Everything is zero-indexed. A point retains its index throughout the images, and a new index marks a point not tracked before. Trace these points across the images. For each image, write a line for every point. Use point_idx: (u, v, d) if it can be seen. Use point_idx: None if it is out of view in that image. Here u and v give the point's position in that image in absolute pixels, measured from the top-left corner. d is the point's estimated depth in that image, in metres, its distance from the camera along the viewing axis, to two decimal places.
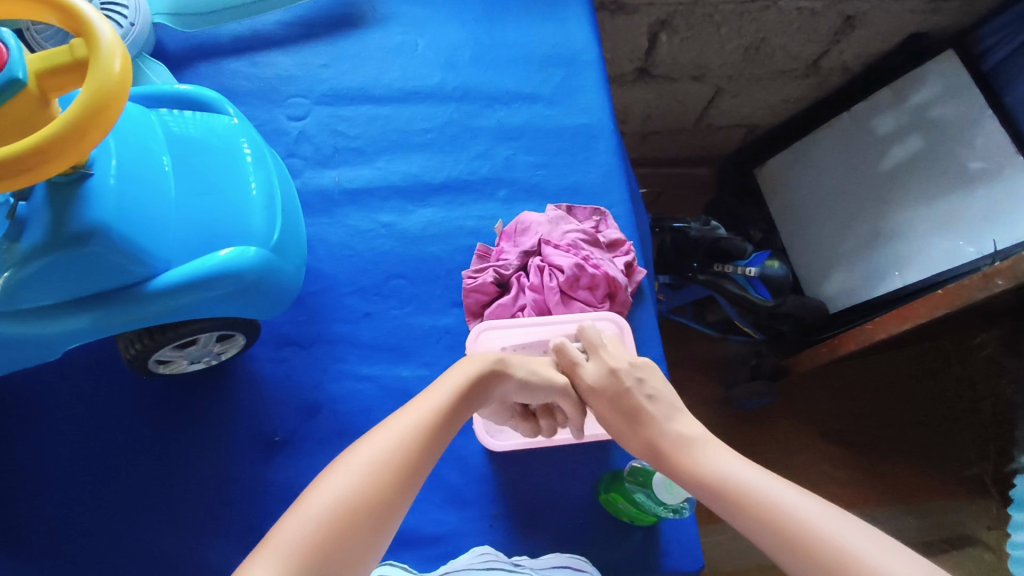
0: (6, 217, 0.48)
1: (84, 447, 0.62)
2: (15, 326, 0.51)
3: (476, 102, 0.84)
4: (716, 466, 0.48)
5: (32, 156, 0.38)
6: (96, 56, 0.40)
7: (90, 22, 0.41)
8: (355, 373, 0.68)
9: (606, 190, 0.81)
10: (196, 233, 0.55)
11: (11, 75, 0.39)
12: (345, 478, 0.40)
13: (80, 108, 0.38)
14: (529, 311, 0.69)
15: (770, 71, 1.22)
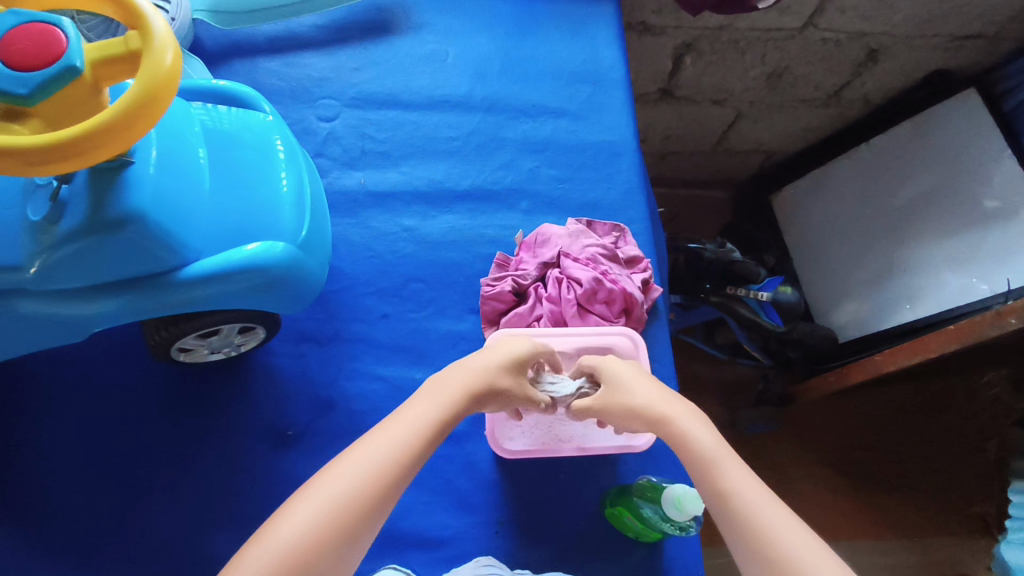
0: (48, 199, 0.49)
1: (100, 430, 0.63)
2: (47, 307, 0.52)
3: (502, 113, 0.86)
4: (723, 480, 0.46)
5: (84, 140, 0.39)
6: (149, 48, 0.41)
7: (146, 16, 0.42)
8: (369, 373, 0.69)
9: (626, 207, 0.83)
10: (225, 225, 0.56)
11: (66, 66, 0.40)
12: (311, 511, 0.40)
13: (131, 104, 0.40)
14: (544, 321, 0.69)
15: (790, 99, 1.24)
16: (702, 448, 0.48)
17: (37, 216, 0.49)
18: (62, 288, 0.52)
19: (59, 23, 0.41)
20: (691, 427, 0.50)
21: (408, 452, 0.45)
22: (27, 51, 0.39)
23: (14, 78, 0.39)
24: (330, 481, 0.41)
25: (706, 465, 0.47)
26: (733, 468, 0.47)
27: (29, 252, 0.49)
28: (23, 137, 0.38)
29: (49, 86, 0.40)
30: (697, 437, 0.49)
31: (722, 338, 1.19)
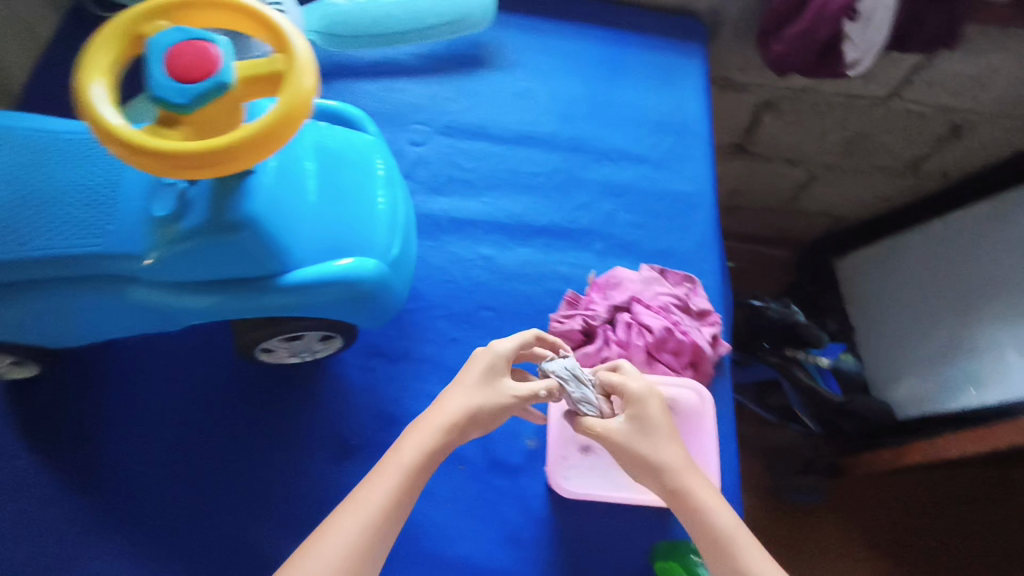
0: (174, 197, 0.53)
1: (177, 418, 0.66)
2: (153, 295, 0.55)
3: (585, 155, 0.87)
4: (737, 561, 0.51)
5: (228, 153, 0.42)
6: (292, 71, 0.44)
7: (290, 40, 0.45)
8: (434, 394, 0.70)
9: (699, 259, 0.83)
10: (323, 236, 0.58)
11: (217, 81, 0.42)
12: (333, 545, 0.49)
13: (272, 123, 0.42)
14: (610, 364, 0.70)
15: (866, 166, 1.23)
16: (717, 527, 0.53)
17: (163, 211, 0.52)
18: (174, 280, 0.55)
19: (213, 39, 0.43)
20: (704, 495, 0.54)
21: (388, 505, 0.51)
22: (186, 64, 0.42)
23: (172, 89, 0.42)
24: (346, 514, 0.50)
25: (713, 541, 0.52)
26: (752, 552, 0.52)
27: (150, 243, 0.52)
28: (174, 145, 0.41)
29: (199, 99, 0.42)
30: (706, 508, 0.53)
31: (775, 401, 1.12)
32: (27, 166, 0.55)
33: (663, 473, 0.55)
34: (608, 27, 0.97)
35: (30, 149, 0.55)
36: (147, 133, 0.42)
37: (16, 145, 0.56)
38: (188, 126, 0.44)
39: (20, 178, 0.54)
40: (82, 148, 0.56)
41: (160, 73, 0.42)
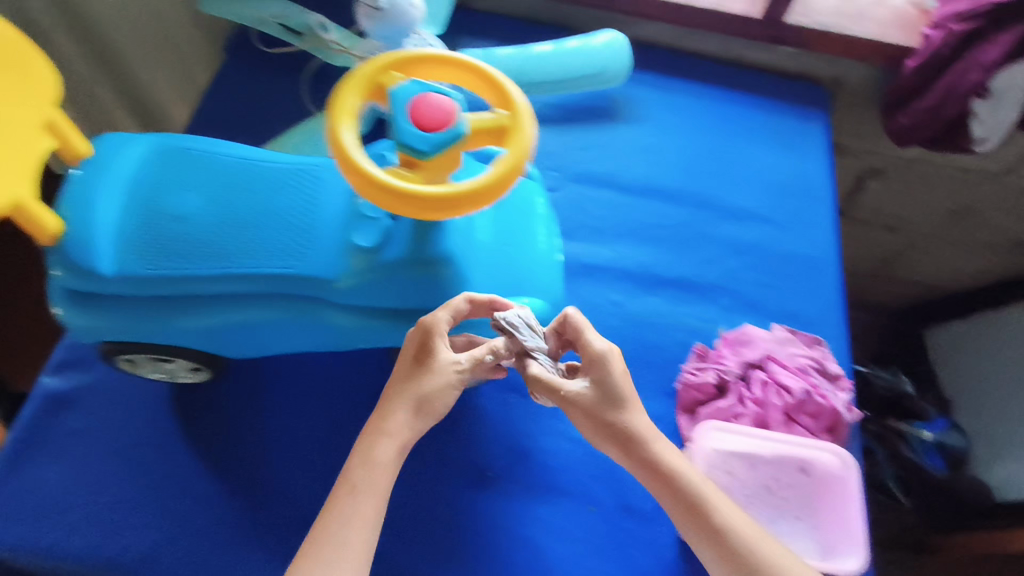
0: (376, 229, 0.56)
1: (325, 434, 0.69)
2: (341, 319, 0.59)
3: (713, 211, 0.90)
4: (708, 512, 0.55)
5: (460, 200, 0.45)
6: (516, 126, 0.47)
7: (513, 97, 0.49)
8: (566, 434, 0.72)
9: (826, 323, 0.83)
10: (494, 276, 0.61)
11: (459, 132, 0.46)
12: (327, 547, 0.50)
13: (507, 170, 0.46)
14: (746, 420, 0.71)
15: (968, 239, 1.23)
16: (684, 484, 0.56)
17: (366, 242, 0.56)
18: (363, 305, 0.58)
19: (449, 97, 0.48)
20: (661, 449, 0.57)
21: (361, 506, 0.52)
22: (432, 116, 0.46)
23: (421, 138, 0.45)
24: (332, 517, 0.51)
25: (685, 499, 0.55)
26: (716, 498, 0.56)
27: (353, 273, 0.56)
28: (416, 191, 0.45)
29: (436, 148, 0.46)
30: (677, 468, 0.56)
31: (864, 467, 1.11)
32: (236, 188, 0.58)
33: (625, 436, 0.57)
34: (731, 91, 1.01)
35: (237, 172, 0.59)
36: (398, 178, 0.46)
37: (225, 168, 0.59)
38: (425, 172, 0.47)
39: (229, 198, 0.58)
40: (284, 174, 0.59)
41: (409, 125, 0.46)
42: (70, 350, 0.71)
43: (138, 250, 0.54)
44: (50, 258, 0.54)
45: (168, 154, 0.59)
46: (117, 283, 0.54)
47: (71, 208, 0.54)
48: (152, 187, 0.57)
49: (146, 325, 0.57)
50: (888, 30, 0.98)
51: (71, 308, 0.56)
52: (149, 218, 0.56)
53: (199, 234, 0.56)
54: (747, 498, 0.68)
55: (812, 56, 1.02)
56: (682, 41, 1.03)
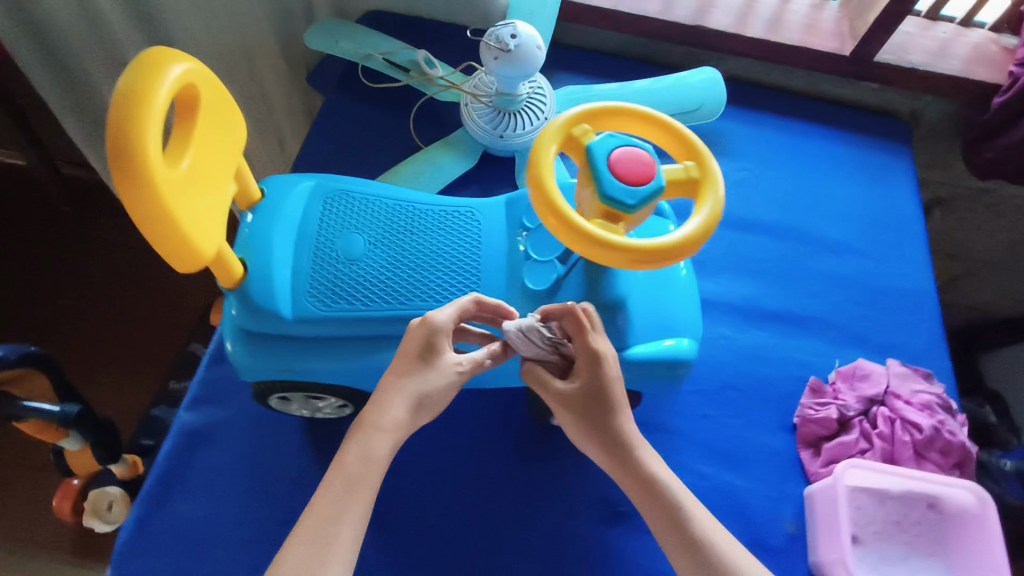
0: (550, 275, 0.58)
1: (461, 468, 0.70)
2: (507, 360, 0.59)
3: (810, 245, 0.91)
4: (695, 523, 0.53)
5: (662, 254, 0.47)
6: (708, 180, 0.49)
7: (702, 151, 0.50)
8: (692, 469, 0.73)
9: (932, 357, 0.84)
10: (645, 316, 0.60)
11: (659, 186, 0.47)
12: (316, 541, 0.45)
13: (707, 225, 0.47)
14: (874, 455, 0.71)
15: None
16: (667, 492, 0.54)
17: (541, 289, 0.57)
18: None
19: (644, 147, 0.49)
20: (649, 461, 0.55)
21: (351, 500, 0.47)
22: (633, 170, 0.47)
23: (625, 192, 0.47)
24: (319, 508, 0.47)
25: (665, 506, 0.53)
26: (697, 508, 0.54)
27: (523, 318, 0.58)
28: (623, 245, 0.47)
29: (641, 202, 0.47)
30: (656, 474, 0.54)
31: None
32: (399, 230, 0.60)
33: (622, 442, 0.55)
34: (816, 125, 1.03)
35: (399, 216, 0.61)
36: (601, 230, 0.47)
37: (386, 212, 0.61)
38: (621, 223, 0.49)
39: (395, 242, 0.59)
40: (444, 218, 0.62)
41: (610, 178, 0.47)
42: (206, 385, 0.71)
43: (316, 293, 0.55)
44: (232, 301, 0.54)
45: (332, 197, 0.60)
46: (297, 326, 0.55)
47: (253, 252, 0.55)
48: (322, 230, 0.58)
49: (314, 364, 0.56)
50: (972, 68, 1.01)
51: (244, 349, 0.56)
52: (323, 261, 0.57)
53: (370, 276, 0.57)
54: (877, 534, 0.68)
55: (894, 91, 1.05)
56: (765, 76, 1.06)
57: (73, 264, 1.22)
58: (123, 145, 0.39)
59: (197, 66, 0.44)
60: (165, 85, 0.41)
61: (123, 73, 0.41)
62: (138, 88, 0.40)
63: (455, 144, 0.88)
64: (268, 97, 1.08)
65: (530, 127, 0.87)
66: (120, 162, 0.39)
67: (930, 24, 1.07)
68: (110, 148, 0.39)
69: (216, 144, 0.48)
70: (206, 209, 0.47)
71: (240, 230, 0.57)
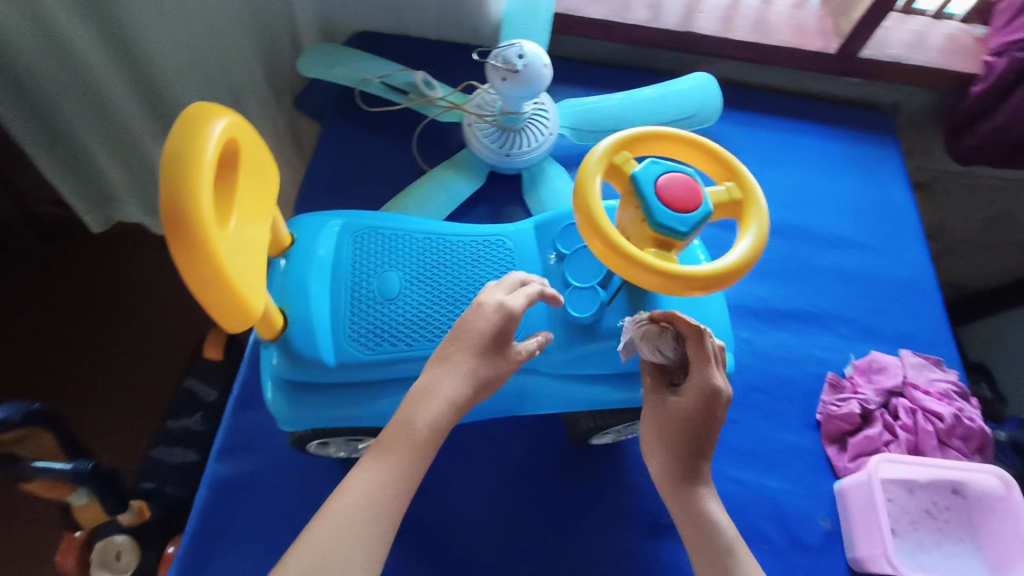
0: (594, 301, 0.59)
1: (503, 495, 0.70)
2: (551, 386, 0.60)
3: (813, 242, 0.93)
4: (721, 541, 0.56)
5: (723, 278, 0.46)
6: (752, 201, 0.50)
7: (742, 173, 0.51)
8: (727, 474, 0.74)
9: (938, 344, 0.87)
10: None
11: (707, 212, 0.48)
12: (369, 499, 0.49)
13: (757, 246, 0.48)
14: (899, 446, 0.74)
15: (1001, 242, 1.33)
16: (709, 514, 0.57)
17: (585, 317, 0.59)
18: (574, 373, 0.60)
19: (689, 173, 0.49)
20: (711, 504, 0.57)
21: (407, 469, 0.51)
22: (682, 197, 0.47)
23: (676, 220, 0.47)
24: (375, 470, 0.50)
25: (710, 539, 0.56)
26: (731, 535, 0.57)
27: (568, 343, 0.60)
28: (684, 271, 0.46)
29: (693, 229, 0.48)
30: (716, 518, 0.57)
31: None
32: (433, 264, 0.60)
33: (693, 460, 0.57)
34: (806, 122, 1.06)
35: (430, 248, 0.61)
36: (655, 259, 0.47)
37: (417, 247, 0.61)
38: (671, 249, 0.49)
39: (429, 277, 0.60)
40: (475, 248, 0.62)
41: (660, 206, 0.47)
42: (233, 435, 0.70)
43: (356, 335, 0.56)
44: (273, 350, 0.54)
45: (362, 237, 0.60)
46: (340, 370, 0.55)
47: (291, 299, 0.56)
48: (356, 270, 0.58)
49: (359, 409, 0.55)
50: (951, 60, 1.04)
51: (286, 399, 0.54)
52: (360, 302, 0.57)
53: (409, 313, 0.57)
54: (911, 524, 0.71)
55: (877, 84, 1.08)
56: (753, 77, 1.08)
57: (56, 309, 1.17)
58: (177, 208, 0.38)
59: (238, 120, 0.43)
60: (213, 143, 0.40)
61: (169, 134, 0.39)
62: (187, 148, 0.39)
63: (462, 165, 0.88)
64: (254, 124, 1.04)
65: (535, 144, 0.87)
66: (176, 225, 0.38)
67: (905, 17, 1.09)
68: (166, 211, 0.38)
69: (254, 196, 0.47)
70: (251, 262, 0.45)
71: (274, 276, 0.57)
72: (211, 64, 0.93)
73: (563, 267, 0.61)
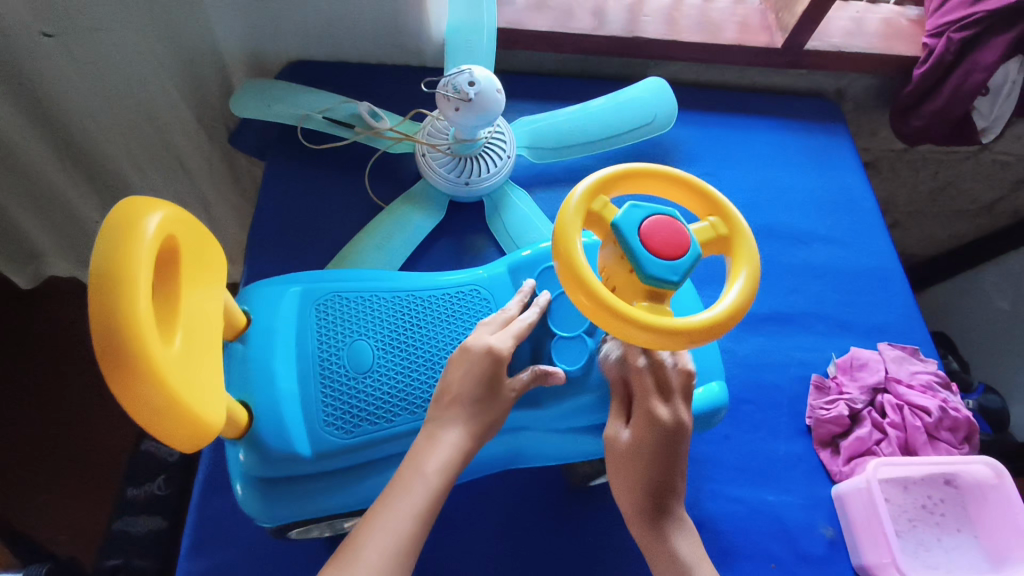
0: (585, 349, 0.61)
1: (505, 547, 0.68)
2: (544, 438, 0.63)
3: (780, 240, 0.93)
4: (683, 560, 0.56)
5: (722, 325, 0.44)
6: (741, 238, 0.48)
7: (726, 207, 0.49)
8: (726, 493, 0.73)
9: (910, 331, 0.88)
10: None
11: (697, 255, 0.45)
12: (384, 543, 0.47)
13: (752, 286, 0.45)
14: (891, 444, 0.74)
15: (947, 210, 1.35)
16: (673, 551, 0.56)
17: (577, 368, 0.61)
18: (567, 425, 0.62)
19: (674, 215, 0.46)
20: (681, 539, 0.57)
21: (422, 514, 0.49)
22: (670, 242, 0.45)
23: (667, 268, 0.44)
24: (388, 513, 0.49)
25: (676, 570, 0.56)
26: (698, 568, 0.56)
27: (559, 396, 0.61)
28: (682, 321, 0.43)
29: (686, 274, 0.45)
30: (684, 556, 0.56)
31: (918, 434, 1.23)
32: (395, 335, 0.62)
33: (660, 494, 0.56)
34: (758, 117, 1.05)
35: (391, 317, 0.63)
36: (647, 312, 0.44)
37: (380, 316, 0.63)
38: (663, 299, 0.46)
39: (398, 346, 0.62)
40: (435, 312, 0.64)
41: (647, 254, 0.45)
42: (209, 524, 0.65)
43: (327, 421, 0.57)
44: (241, 449, 0.55)
45: (325, 313, 0.61)
46: (312, 461, 0.56)
47: (256, 389, 0.56)
48: (321, 350, 0.60)
49: (332, 500, 0.57)
50: (893, 43, 1.03)
51: (258, 497, 0.56)
52: (328, 384, 0.59)
53: (378, 392, 0.59)
54: (910, 522, 0.71)
55: (822, 74, 1.07)
56: (701, 75, 1.06)
57: None
58: (120, 351, 0.35)
59: (171, 215, 0.41)
60: (147, 263, 0.36)
61: (99, 233, 0.36)
62: (121, 250, 0.36)
63: (418, 198, 0.84)
64: (185, 168, 0.96)
65: (493, 169, 0.84)
66: (121, 373, 0.35)
67: (844, 3, 1.08)
68: (95, 314, 0.34)
69: (188, 285, 0.45)
70: (196, 363, 0.44)
71: (236, 363, 0.57)
72: (132, 108, 0.85)
73: (549, 316, 0.63)
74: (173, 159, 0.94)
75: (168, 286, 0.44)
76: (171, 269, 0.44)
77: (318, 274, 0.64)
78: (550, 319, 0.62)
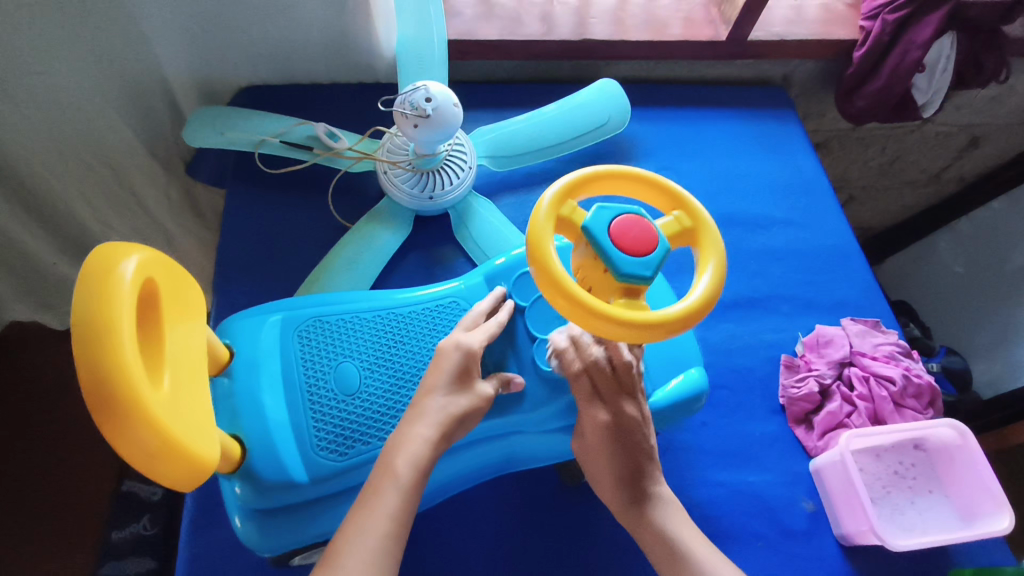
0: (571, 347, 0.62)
1: (500, 555, 0.69)
2: (535, 440, 0.64)
3: (741, 227, 0.95)
4: (663, 525, 0.58)
5: (697, 315, 0.45)
6: (707, 228, 0.49)
7: (689, 200, 0.51)
8: (709, 478, 0.75)
9: (870, 304, 0.91)
10: (661, 360, 0.68)
11: (666, 249, 0.47)
12: (364, 543, 0.48)
13: (720, 275, 0.47)
14: (861, 415, 0.77)
15: (897, 182, 1.39)
16: (657, 524, 0.57)
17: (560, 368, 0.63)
18: (555, 426, 0.64)
19: (642, 213, 0.48)
20: (666, 518, 0.58)
21: (399, 514, 0.50)
22: (638, 239, 0.46)
23: (639, 265, 0.46)
24: (364, 520, 0.49)
25: (665, 549, 0.57)
26: (679, 528, 0.58)
27: (546, 397, 0.63)
28: (660, 313, 0.45)
29: (659, 268, 0.47)
30: (669, 529, 0.57)
31: None
32: (381, 353, 0.63)
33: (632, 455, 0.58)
34: (710, 109, 1.07)
35: (373, 337, 0.63)
36: (624, 308, 0.45)
37: (364, 337, 0.63)
38: (639, 294, 0.47)
39: (384, 364, 0.62)
40: (417, 327, 0.65)
41: (620, 252, 0.46)
42: (201, 562, 0.65)
43: (322, 446, 0.58)
44: (237, 482, 0.55)
45: (308, 337, 0.62)
46: (310, 487, 0.57)
47: (246, 422, 0.56)
48: (307, 377, 0.60)
49: (333, 522, 0.57)
50: (830, 28, 1.07)
51: (259, 528, 0.56)
52: (318, 409, 0.59)
53: (368, 412, 0.60)
54: (884, 488, 0.74)
55: (768, 62, 1.10)
56: (652, 71, 1.08)
57: None
58: (114, 401, 0.35)
59: (147, 257, 0.41)
60: (129, 311, 0.36)
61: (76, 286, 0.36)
62: (101, 302, 0.35)
63: (384, 216, 0.84)
64: (142, 203, 0.95)
65: (455, 181, 0.85)
66: (115, 421, 0.36)
67: None
68: (82, 368, 0.35)
69: (172, 323, 0.45)
70: (187, 401, 0.44)
71: (221, 397, 0.57)
72: (83, 146, 0.83)
73: (526, 320, 0.65)
74: (128, 195, 0.93)
75: (152, 326, 0.44)
76: (153, 310, 0.44)
77: (296, 300, 0.64)
78: (529, 323, 0.65)
